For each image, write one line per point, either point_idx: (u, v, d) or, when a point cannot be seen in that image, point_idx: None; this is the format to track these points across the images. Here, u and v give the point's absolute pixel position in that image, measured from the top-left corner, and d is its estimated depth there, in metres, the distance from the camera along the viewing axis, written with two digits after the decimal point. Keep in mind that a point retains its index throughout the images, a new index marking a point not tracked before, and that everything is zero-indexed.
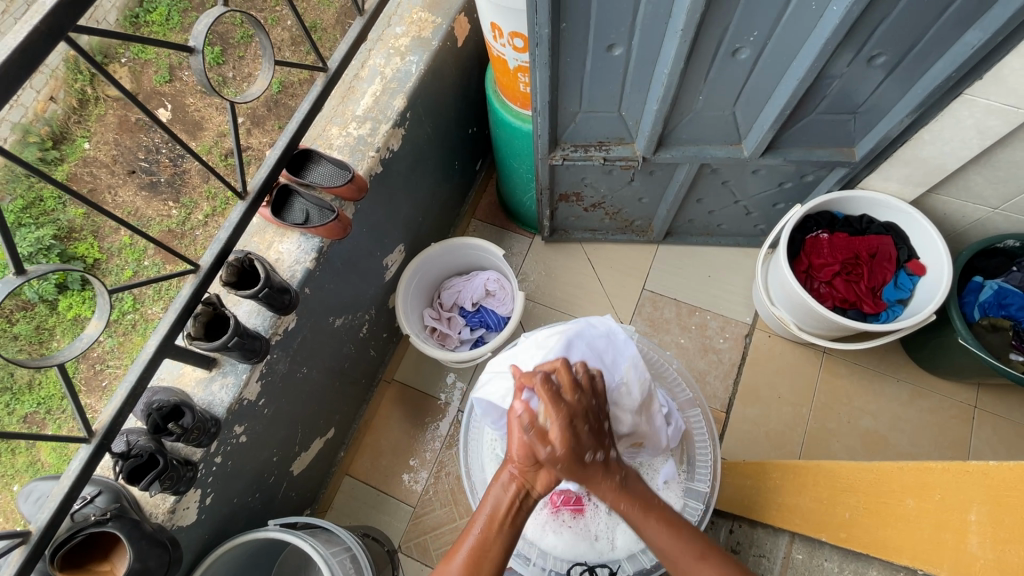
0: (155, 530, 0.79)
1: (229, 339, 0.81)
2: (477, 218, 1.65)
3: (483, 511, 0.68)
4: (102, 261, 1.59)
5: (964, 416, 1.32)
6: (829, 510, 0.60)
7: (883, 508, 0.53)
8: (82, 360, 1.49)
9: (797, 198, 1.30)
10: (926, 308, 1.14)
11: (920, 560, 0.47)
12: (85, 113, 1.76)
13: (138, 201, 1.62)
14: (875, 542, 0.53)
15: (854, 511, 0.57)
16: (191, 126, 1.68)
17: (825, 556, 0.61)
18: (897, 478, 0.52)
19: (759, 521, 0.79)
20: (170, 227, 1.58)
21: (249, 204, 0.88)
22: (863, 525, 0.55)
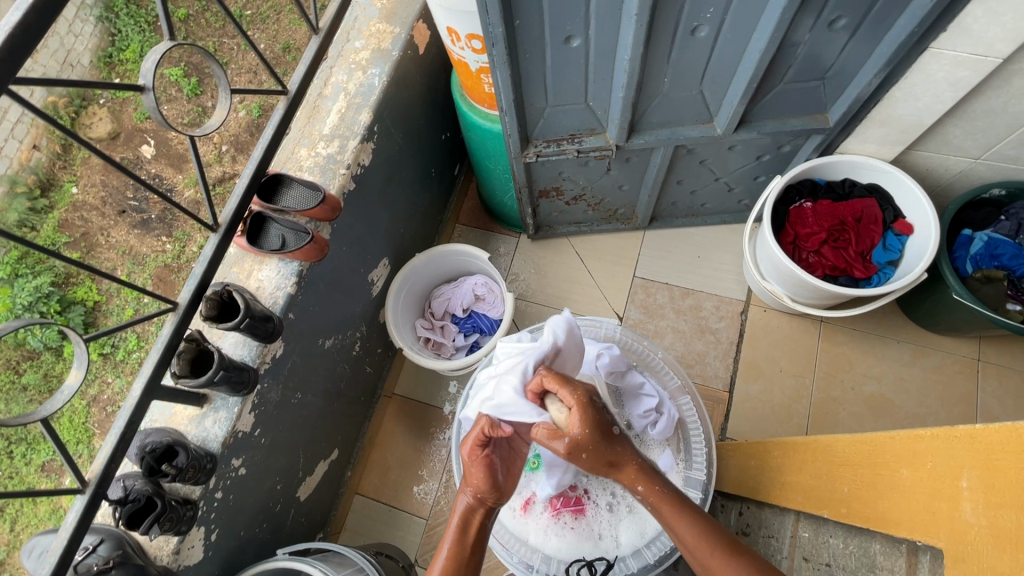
0: (160, 573, 0.79)
1: (216, 373, 0.81)
2: (461, 223, 1.64)
3: (457, 512, 0.70)
4: (102, 303, 1.57)
5: (967, 370, 1.31)
6: (828, 486, 0.59)
7: (878, 480, 0.52)
8: (92, 405, 1.49)
9: (777, 169, 1.29)
10: (918, 266, 1.12)
11: (920, 532, 0.46)
12: (69, 158, 1.76)
13: (131, 239, 1.61)
14: (874, 515, 0.51)
15: (852, 485, 0.55)
16: (176, 159, 1.67)
17: (829, 532, 0.60)
18: (887, 447, 0.51)
19: (765, 502, 0.78)
20: (165, 262, 1.58)
21: (221, 236, 0.87)
22: (862, 498, 0.54)
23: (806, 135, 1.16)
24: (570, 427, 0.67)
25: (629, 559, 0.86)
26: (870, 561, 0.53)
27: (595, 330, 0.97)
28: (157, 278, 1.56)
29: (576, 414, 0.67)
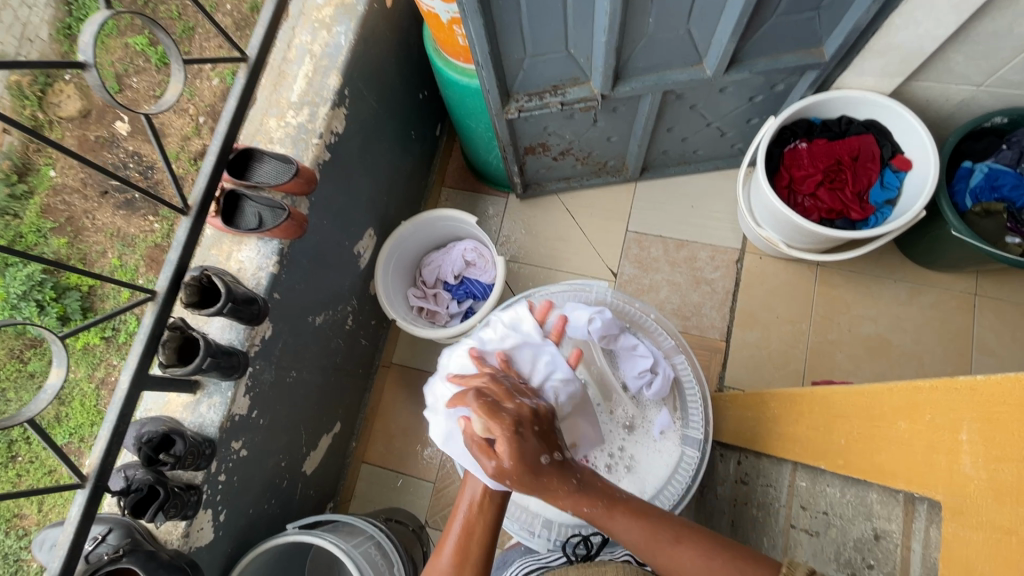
0: (172, 556, 0.80)
1: (203, 361, 0.80)
2: (447, 186, 1.59)
3: (466, 497, 0.73)
4: (97, 287, 1.53)
5: (964, 305, 1.30)
6: (826, 437, 0.58)
7: (874, 430, 0.51)
8: (101, 388, 1.46)
9: (771, 109, 1.23)
10: (916, 203, 1.09)
11: (916, 483, 0.46)
12: (43, 141, 1.63)
13: (116, 220, 1.56)
14: (871, 466, 0.51)
15: (848, 435, 0.55)
16: (153, 135, 1.54)
17: (828, 481, 0.60)
18: (884, 399, 0.50)
19: (762, 453, 0.78)
20: (156, 242, 1.54)
21: (194, 217, 0.82)
22: (857, 449, 0.53)
23: (801, 72, 1.10)
24: (498, 452, 0.65)
25: None
26: (867, 509, 0.53)
27: (584, 295, 0.94)
28: (149, 259, 1.53)
29: (502, 445, 0.64)
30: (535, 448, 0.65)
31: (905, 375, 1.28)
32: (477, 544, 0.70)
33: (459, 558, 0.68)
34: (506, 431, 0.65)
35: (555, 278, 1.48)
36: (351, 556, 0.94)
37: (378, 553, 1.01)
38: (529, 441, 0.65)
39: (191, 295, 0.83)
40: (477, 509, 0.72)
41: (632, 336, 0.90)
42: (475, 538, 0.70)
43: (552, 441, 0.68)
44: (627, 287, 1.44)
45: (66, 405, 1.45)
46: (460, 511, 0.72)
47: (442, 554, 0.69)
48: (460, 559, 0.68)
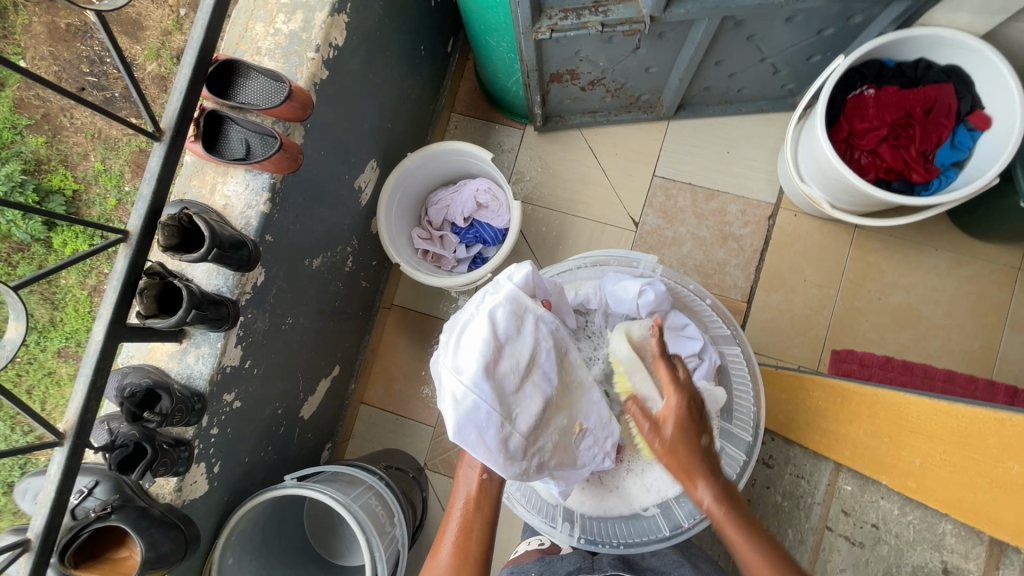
0: (165, 511, 0.75)
1: (187, 313, 0.71)
2: (457, 112, 1.43)
3: (460, 496, 0.78)
4: (81, 193, 1.33)
5: (1005, 279, 1.22)
6: (896, 456, 0.64)
7: (964, 464, 0.55)
8: (94, 295, 1.33)
9: (838, 47, 1.07)
10: (988, 171, 0.98)
11: (1018, 537, 0.50)
12: (6, 24, 1.34)
13: (95, 120, 1.34)
14: (953, 500, 0.56)
15: (926, 461, 0.60)
16: (131, 26, 1.31)
17: (880, 494, 0.68)
18: (1006, 440, 0.52)
19: (796, 440, 0.86)
20: (140, 146, 1.33)
21: (168, 145, 0.69)
22: (935, 477, 0.59)
23: (885, 2, 0.94)
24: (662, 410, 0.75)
25: (654, 509, 0.89)
26: (935, 538, 0.60)
27: (630, 269, 0.94)
28: (134, 165, 1.33)
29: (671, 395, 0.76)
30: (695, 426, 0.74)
31: (930, 348, 1.23)
32: (473, 540, 0.74)
33: (458, 556, 0.73)
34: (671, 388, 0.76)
35: (571, 224, 1.37)
36: (350, 509, 0.92)
37: (377, 503, 1.00)
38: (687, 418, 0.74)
39: (170, 236, 0.72)
40: (473, 503, 0.76)
41: (682, 314, 0.90)
42: (472, 535, 0.74)
43: (706, 426, 0.75)
44: (648, 239, 1.34)
45: (59, 309, 1.33)
46: (456, 510, 0.77)
47: (441, 555, 0.74)
48: (459, 557, 0.73)
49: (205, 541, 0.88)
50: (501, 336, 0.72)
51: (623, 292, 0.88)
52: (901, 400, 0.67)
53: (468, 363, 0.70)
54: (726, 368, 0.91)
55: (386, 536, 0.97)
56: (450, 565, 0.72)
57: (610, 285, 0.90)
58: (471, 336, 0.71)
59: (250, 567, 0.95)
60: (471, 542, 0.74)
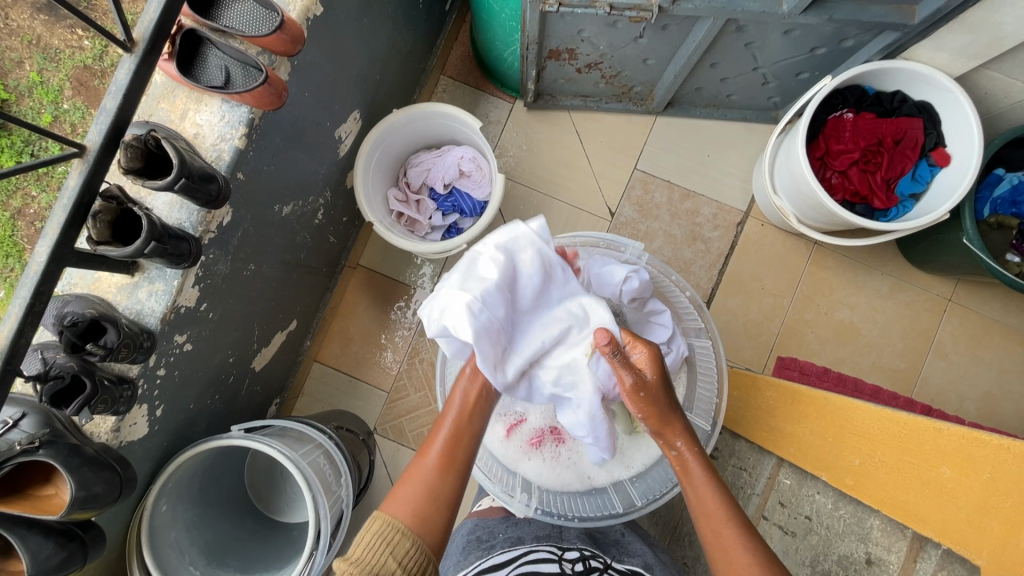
0: (98, 451, 0.71)
1: (146, 245, 0.66)
2: (447, 75, 1.39)
3: (454, 403, 0.72)
4: (13, 103, 1.19)
5: (937, 308, 1.33)
6: (837, 454, 0.70)
7: (903, 466, 0.60)
8: (18, 218, 1.21)
9: (826, 68, 1.11)
10: (941, 206, 1.05)
11: (938, 534, 0.55)
12: None
13: (35, 25, 1.20)
14: (883, 495, 0.62)
15: (863, 460, 0.65)
16: None
17: (816, 490, 0.73)
18: (941, 447, 0.56)
19: (743, 436, 0.94)
20: (85, 62, 1.20)
21: (140, 59, 0.64)
22: (869, 474, 0.64)
23: (877, 31, 0.98)
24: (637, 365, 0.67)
25: (609, 489, 0.93)
26: (864, 532, 0.65)
27: (617, 255, 0.96)
28: (75, 82, 1.19)
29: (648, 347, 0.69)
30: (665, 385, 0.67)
31: (863, 364, 1.32)
32: (464, 446, 0.68)
33: (443, 460, 0.66)
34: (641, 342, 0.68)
35: (548, 206, 1.37)
36: (298, 463, 0.90)
37: (326, 461, 0.98)
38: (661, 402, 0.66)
39: (134, 158, 0.67)
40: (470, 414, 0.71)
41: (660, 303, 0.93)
42: (463, 442, 0.68)
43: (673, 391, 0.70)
44: (622, 231, 1.36)
45: None
46: (450, 414, 0.71)
47: (427, 459, 0.66)
48: (445, 464, 0.66)
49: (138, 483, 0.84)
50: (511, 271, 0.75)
51: (610, 274, 0.88)
52: (846, 406, 0.71)
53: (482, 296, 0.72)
54: (692, 358, 0.95)
55: (332, 495, 0.96)
56: (436, 464, 0.65)
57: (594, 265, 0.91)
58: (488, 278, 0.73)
59: (185, 516, 0.92)
60: (460, 447, 0.68)
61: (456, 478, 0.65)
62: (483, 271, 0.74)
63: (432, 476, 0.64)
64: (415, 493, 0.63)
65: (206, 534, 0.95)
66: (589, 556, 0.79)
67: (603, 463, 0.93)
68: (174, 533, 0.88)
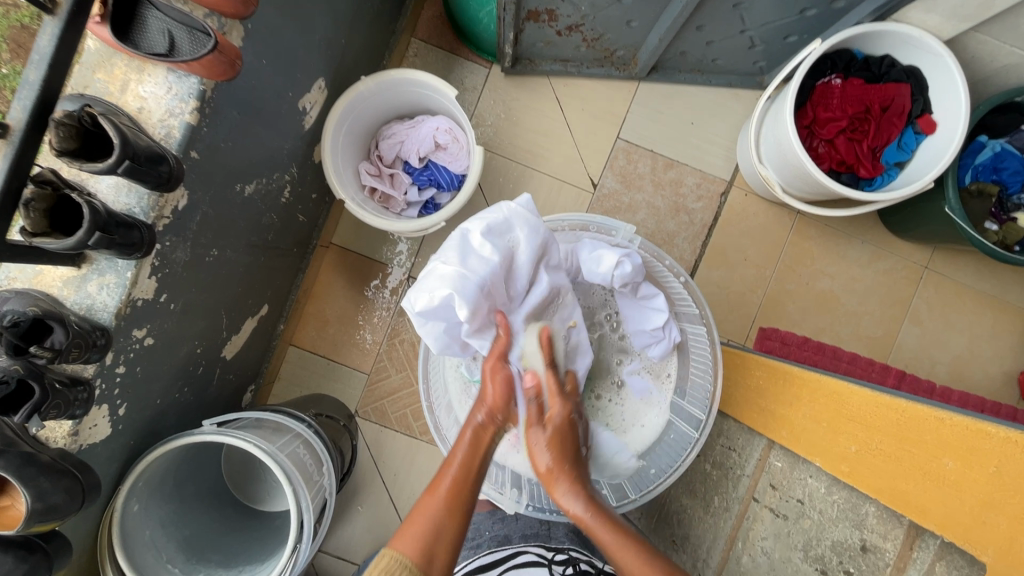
0: (56, 458, 0.66)
1: (88, 236, 0.59)
2: (418, 38, 1.30)
3: (468, 435, 0.74)
4: None
5: (913, 276, 1.34)
6: (832, 439, 0.69)
7: (903, 455, 0.60)
8: None
9: (815, 31, 1.07)
10: (925, 175, 1.04)
11: (942, 527, 0.55)
12: None
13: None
14: (880, 482, 0.62)
15: (858, 446, 0.65)
16: None
17: (807, 472, 0.74)
18: (943, 437, 0.56)
19: (730, 414, 0.95)
20: None
21: (65, 24, 0.56)
22: (865, 460, 0.64)
23: None
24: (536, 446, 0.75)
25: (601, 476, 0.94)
26: (858, 518, 0.66)
27: (607, 237, 0.93)
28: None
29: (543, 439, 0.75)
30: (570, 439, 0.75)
31: (841, 332, 1.34)
32: (470, 487, 0.69)
33: (453, 495, 0.66)
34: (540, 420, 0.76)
35: (528, 177, 1.32)
36: (276, 458, 0.86)
37: (306, 451, 0.95)
38: (570, 434, 0.76)
39: (66, 138, 0.59)
40: (475, 456, 0.72)
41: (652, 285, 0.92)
42: (472, 475, 0.70)
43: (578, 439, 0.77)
44: (605, 203, 1.32)
45: None
46: (457, 457, 0.71)
47: (437, 494, 0.66)
48: (453, 501, 0.66)
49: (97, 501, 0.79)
50: (501, 245, 0.81)
51: (600, 260, 0.86)
52: (844, 391, 0.71)
53: (476, 268, 0.78)
54: (685, 343, 0.95)
55: (314, 485, 0.93)
56: (446, 507, 0.64)
57: (586, 252, 0.89)
58: (479, 252, 0.79)
59: (159, 513, 0.88)
60: (468, 488, 0.68)
61: (462, 518, 0.65)
62: (480, 247, 0.79)
63: (443, 514, 0.64)
64: (422, 529, 0.62)
65: (184, 530, 0.92)
66: (580, 559, 0.83)
67: None
68: (148, 532, 0.85)
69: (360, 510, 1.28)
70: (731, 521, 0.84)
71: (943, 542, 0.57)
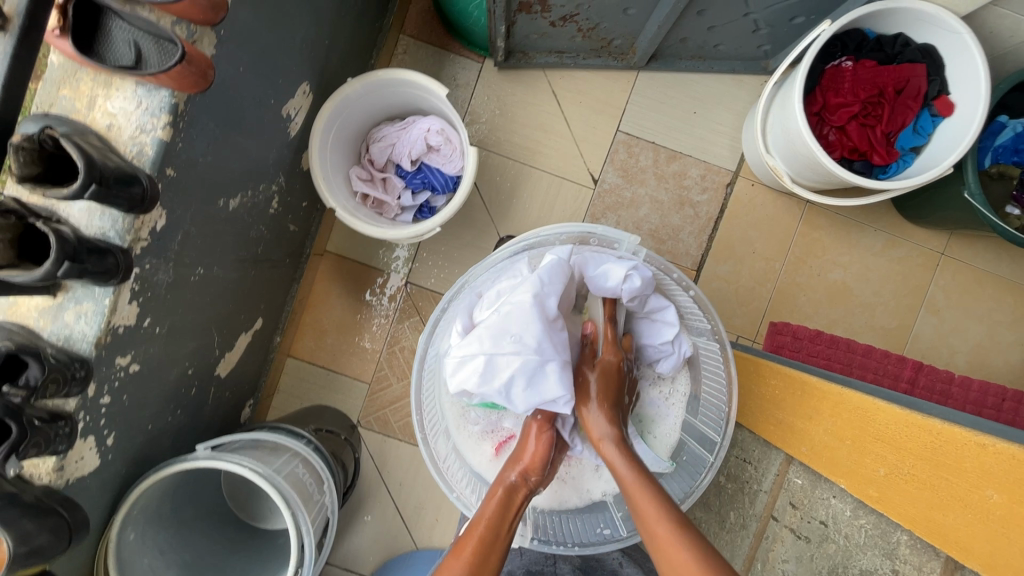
0: (40, 497, 0.63)
1: (57, 267, 0.55)
2: (407, 35, 1.25)
3: (501, 487, 0.76)
4: None
5: (929, 263, 1.29)
6: (860, 462, 0.65)
7: (941, 484, 0.54)
8: None
9: (824, 11, 1.02)
10: (944, 159, 0.98)
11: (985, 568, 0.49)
12: None
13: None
14: (914, 514, 0.57)
15: (889, 470, 0.61)
16: None
17: (830, 493, 0.69)
18: (987, 467, 0.51)
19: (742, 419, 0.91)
20: None
21: (17, 40, 0.51)
22: (898, 487, 0.59)
23: None
24: (543, 413, 0.83)
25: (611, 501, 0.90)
26: (889, 546, 0.60)
27: (610, 251, 0.89)
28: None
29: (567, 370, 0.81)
30: (617, 383, 0.83)
31: (856, 324, 1.29)
32: (496, 550, 0.69)
33: (476, 555, 0.67)
34: (601, 373, 0.83)
35: (526, 175, 1.27)
36: (274, 482, 0.83)
37: (305, 471, 0.92)
38: (615, 377, 0.83)
39: (27, 162, 0.55)
40: (508, 513, 0.73)
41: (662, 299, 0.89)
42: (498, 542, 0.70)
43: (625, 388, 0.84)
44: (606, 198, 1.27)
45: None
46: (484, 517, 0.72)
47: (460, 556, 0.67)
48: (478, 564, 0.67)
49: (91, 533, 0.76)
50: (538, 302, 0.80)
51: (608, 276, 0.83)
52: (873, 408, 0.66)
53: (509, 331, 0.79)
54: (698, 358, 0.92)
55: (315, 505, 0.90)
56: (468, 568, 0.66)
57: (592, 267, 0.86)
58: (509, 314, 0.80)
59: (156, 540, 0.86)
60: (494, 553, 0.69)
61: None
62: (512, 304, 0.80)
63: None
64: None
65: (183, 556, 0.89)
66: None
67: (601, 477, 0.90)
68: (145, 561, 0.83)
69: (367, 521, 1.25)
70: (750, 541, 0.80)
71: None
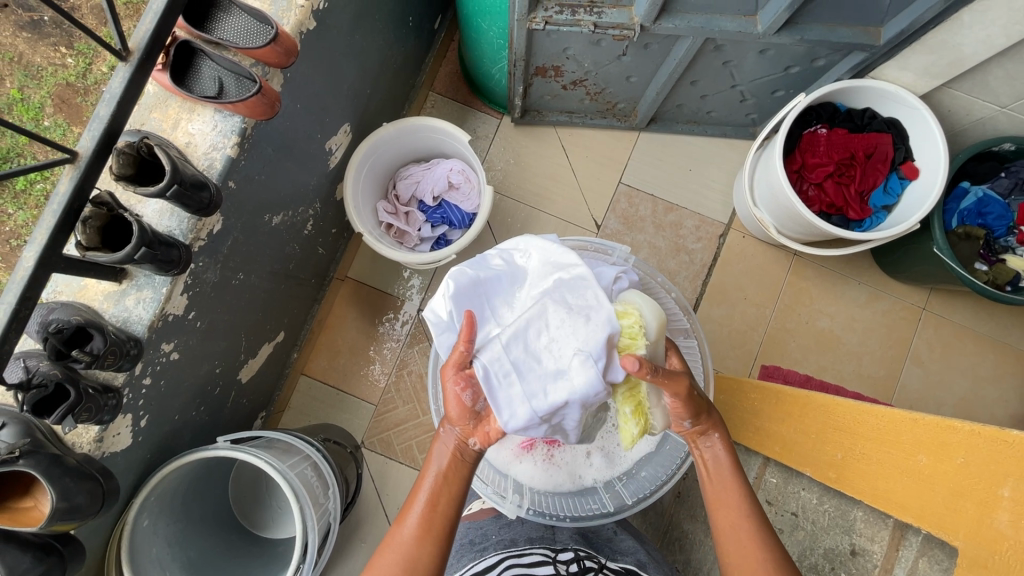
0: (81, 462, 0.70)
1: (136, 250, 0.65)
2: (435, 91, 1.43)
3: (433, 465, 0.73)
4: None
5: (912, 316, 1.37)
6: (822, 450, 0.72)
7: (886, 457, 0.62)
8: None
9: (801, 86, 1.17)
10: (910, 215, 1.10)
11: (921, 522, 0.56)
12: None
13: (17, 42, 1.14)
14: (865, 485, 0.64)
15: (845, 453, 0.68)
16: None
17: (802, 486, 0.77)
18: (918, 435, 0.59)
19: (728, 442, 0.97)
20: (68, 80, 1.14)
21: (135, 68, 0.65)
22: (852, 464, 0.67)
23: (847, 51, 1.04)
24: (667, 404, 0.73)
25: (601, 488, 0.95)
26: (847, 524, 0.68)
27: (605, 257, 0.98)
28: (57, 99, 1.14)
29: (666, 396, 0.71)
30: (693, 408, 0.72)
31: (844, 371, 1.35)
32: (442, 513, 0.70)
33: (423, 527, 0.69)
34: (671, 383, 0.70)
35: (535, 218, 1.39)
36: (285, 476, 0.88)
37: (313, 473, 0.97)
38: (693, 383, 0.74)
39: (125, 165, 0.68)
40: (444, 482, 0.72)
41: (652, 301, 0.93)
42: (441, 507, 0.71)
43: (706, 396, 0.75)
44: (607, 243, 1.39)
45: None
46: (427, 479, 0.73)
47: (405, 526, 0.70)
48: (424, 529, 0.69)
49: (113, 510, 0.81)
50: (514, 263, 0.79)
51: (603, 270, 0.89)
52: (830, 403, 0.73)
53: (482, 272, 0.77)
54: None
55: (319, 507, 0.94)
56: (414, 537, 0.68)
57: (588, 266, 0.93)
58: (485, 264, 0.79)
59: (165, 532, 0.89)
60: (438, 514, 0.70)
61: (437, 543, 0.69)
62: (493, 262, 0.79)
63: (410, 546, 0.68)
64: (394, 563, 0.67)
65: (188, 551, 0.92)
66: (584, 557, 0.79)
67: (593, 462, 0.94)
68: (154, 549, 0.86)
69: (362, 543, 1.26)
70: None
71: (924, 539, 0.58)
